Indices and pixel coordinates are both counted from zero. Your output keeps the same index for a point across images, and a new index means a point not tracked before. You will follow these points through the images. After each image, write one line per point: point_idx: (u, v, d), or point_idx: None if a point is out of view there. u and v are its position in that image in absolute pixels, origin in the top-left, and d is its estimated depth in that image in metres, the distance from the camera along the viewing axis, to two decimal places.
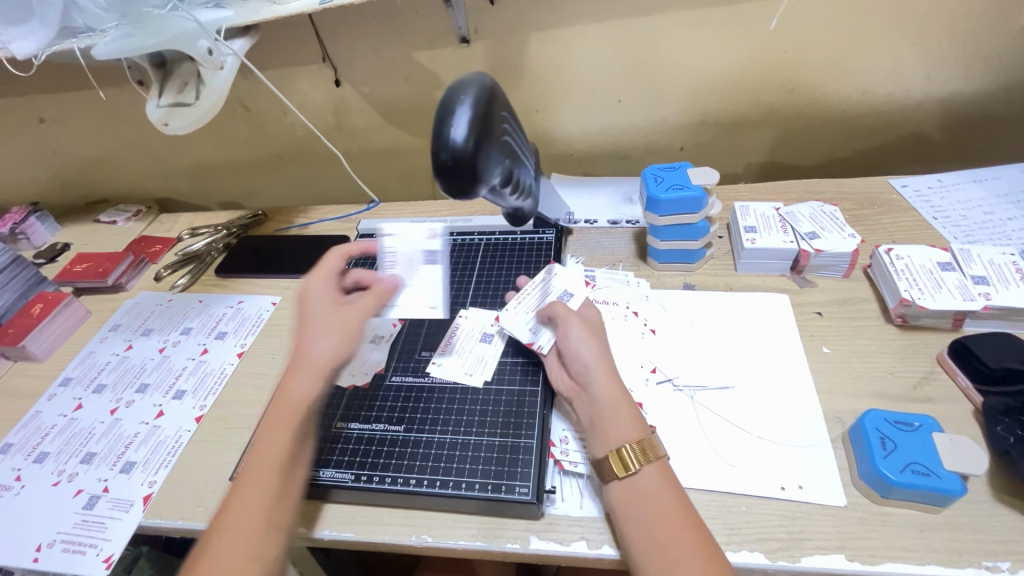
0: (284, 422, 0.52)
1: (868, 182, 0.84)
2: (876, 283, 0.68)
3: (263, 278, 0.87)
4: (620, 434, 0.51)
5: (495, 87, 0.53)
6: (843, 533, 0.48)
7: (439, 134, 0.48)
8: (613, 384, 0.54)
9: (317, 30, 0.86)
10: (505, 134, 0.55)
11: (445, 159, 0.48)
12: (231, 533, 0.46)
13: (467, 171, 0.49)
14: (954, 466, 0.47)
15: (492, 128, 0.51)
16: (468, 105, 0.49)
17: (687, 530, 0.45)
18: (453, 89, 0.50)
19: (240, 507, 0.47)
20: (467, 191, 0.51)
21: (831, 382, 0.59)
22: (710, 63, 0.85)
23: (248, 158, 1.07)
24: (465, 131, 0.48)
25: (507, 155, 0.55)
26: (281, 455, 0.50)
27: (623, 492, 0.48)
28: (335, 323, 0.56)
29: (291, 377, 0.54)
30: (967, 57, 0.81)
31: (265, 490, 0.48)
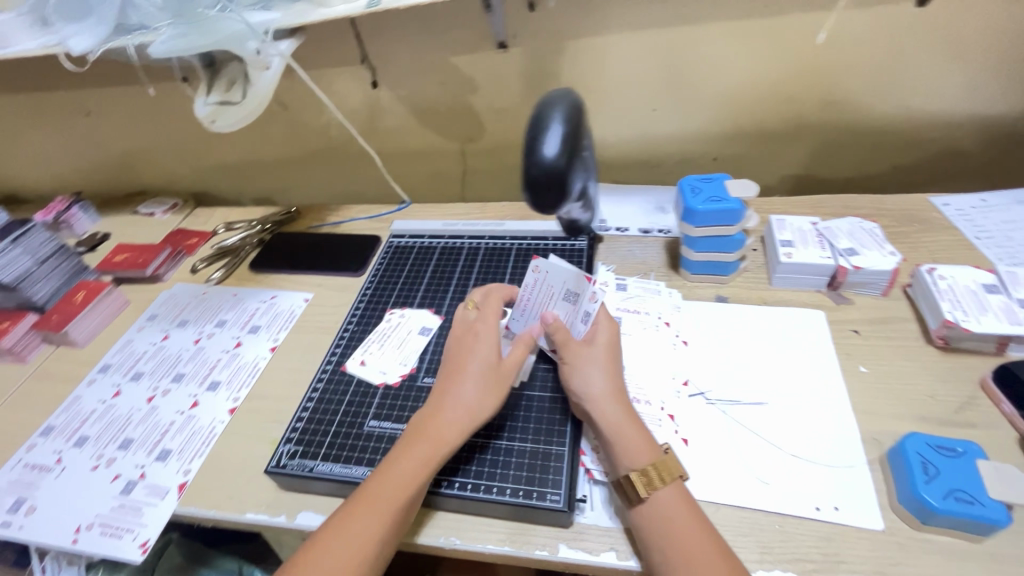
0: (423, 457, 0.52)
1: (908, 199, 0.82)
2: (917, 302, 0.66)
3: (296, 275, 0.88)
4: (635, 456, 0.51)
5: (578, 104, 0.56)
6: (880, 558, 0.47)
7: (533, 149, 0.52)
8: (621, 407, 0.54)
9: (358, 32, 0.87)
10: (586, 150, 0.59)
11: (538, 173, 0.52)
12: (330, 557, 0.47)
13: (556, 185, 0.53)
14: (999, 495, 0.46)
15: (578, 145, 0.55)
16: (561, 124, 0.53)
17: (710, 548, 0.45)
18: (544, 107, 0.54)
19: (350, 535, 0.48)
20: (552, 203, 0.55)
21: (868, 402, 0.58)
22: (748, 74, 0.84)
23: (283, 155, 1.09)
24: (558, 148, 0.52)
25: (584, 170, 0.60)
26: (406, 489, 0.50)
27: (643, 514, 0.48)
28: (489, 376, 0.56)
29: (437, 416, 0.54)
30: (1017, 74, 0.79)
31: (376, 522, 0.48)
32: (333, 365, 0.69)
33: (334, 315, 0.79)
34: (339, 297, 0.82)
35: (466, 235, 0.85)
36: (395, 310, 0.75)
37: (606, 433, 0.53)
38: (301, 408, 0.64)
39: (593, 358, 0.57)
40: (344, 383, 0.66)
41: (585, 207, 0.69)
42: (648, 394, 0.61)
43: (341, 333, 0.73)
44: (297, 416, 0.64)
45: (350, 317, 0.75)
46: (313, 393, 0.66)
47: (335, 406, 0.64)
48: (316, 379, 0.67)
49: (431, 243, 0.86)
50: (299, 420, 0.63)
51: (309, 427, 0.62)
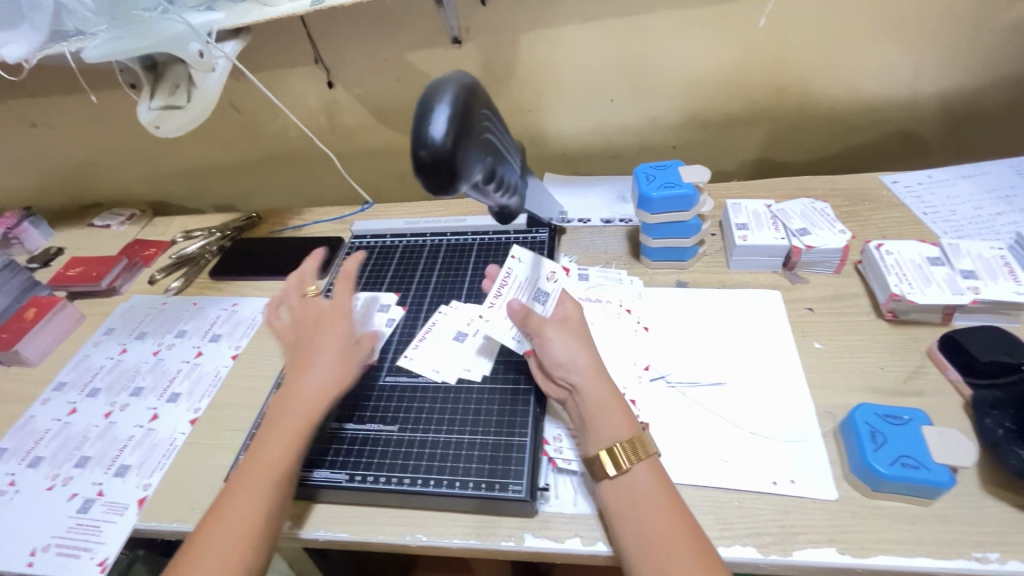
0: (292, 435, 0.53)
1: (859, 178, 0.84)
2: (867, 278, 0.68)
3: (257, 280, 0.87)
4: (614, 431, 0.51)
5: (472, 83, 0.49)
6: (835, 526, 0.48)
7: (417, 132, 0.45)
8: (604, 384, 0.54)
9: (309, 32, 0.86)
10: (487, 131, 0.51)
11: (424, 158, 0.45)
12: (223, 531, 0.47)
13: (447, 171, 0.46)
14: (944, 459, 0.47)
15: (474, 126, 0.48)
16: (449, 102, 0.45)
17: (677, 523, 0.46)
18: (433, 85, 0.46)
19: (231, 511, 0.48)
20: (447, 191, 0.48)
21: (822, 377, 0.59)
22: (701, 62, 0.85)
23: (241, 161, 1.07)
24: (444, 129, 0.45)
25: (490, 154, 0.52)
26: (276, 464, 0.51)
27: (615, 489, 0.49)
28: (337, 351, 0.58)
29: (293, 396, 0.55)
30: (955, 53, 0.82)
31: (256, 499, 0.49)
32: None
33: None
34: None
35: (428, 232, 0.85)
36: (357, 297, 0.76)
37: (592, 409, 0.53)
38: (262, 414, 0.63)
39: (575, 336, 0.57)
40: None
41: (515, 200, 0.61)
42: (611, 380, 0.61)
43: None
44: (259, 422, 0.63)
45: None
46: None
47: None
48: (280, 379, 0.67)
49: (394, 242, 0.85)
50: None
51: None
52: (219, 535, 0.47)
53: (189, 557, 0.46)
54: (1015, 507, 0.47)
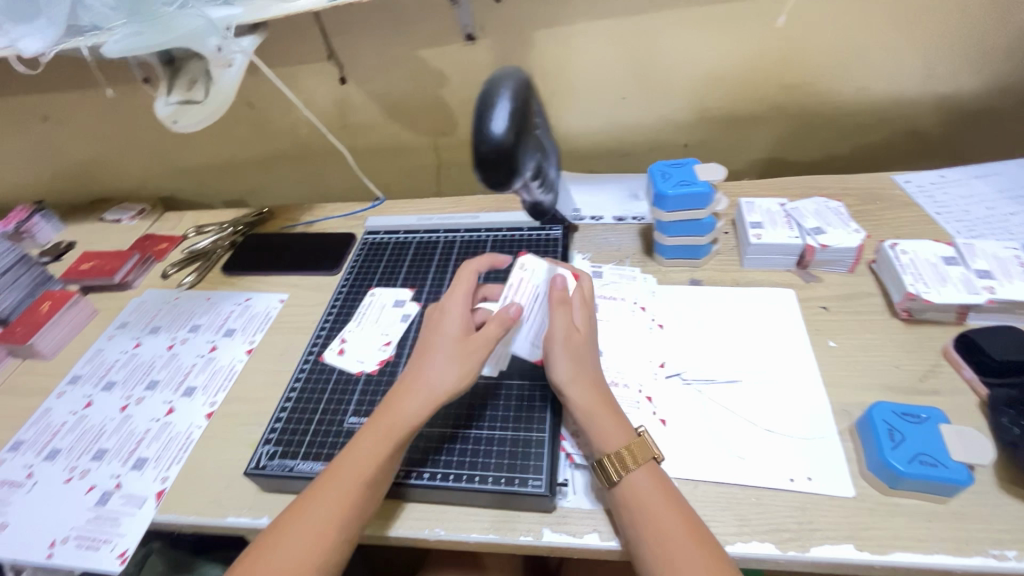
0: (382, 438, 0.51)
1: (872, 178, 0.84)
2: (881, 277, 0.69)
3: (270, 276, 0.87)
4: (608, 437, 0.52)
5: (528, 82, 0.54)
6: (853, 523, 0.48)
7: (480, 126, 0.49)
8: (597, 393, 0.55)
9: (323, 28, 0.86)
10: (535, 129, 0.56)
11: (486, 151, 0.49)
12: (299, 534, 0.47)
13: (505, 163, 0.50)
14: (963, 457, 0.48)
15: (527, 121, 0.53)
16: (507, 98, 0.50)
17: (681, 523, 0.46)
18: (491, 83, 0.51)
19: (310, 514, 0.48)
20: (503, 183, 0.52)
21: (837, 375, 0.60)
22: (714, 60, 0.85)
23: (252, 156, 1.07)
24: (505, 123, 0.49)
25: (537, 150, 0.57)
26: (364, 473, 0.50)
27: (618, 495, 0.49)
28: (460, 352, 0.54)
29: (405, 394, 0.53)
30: (969, 53, 0.82)
31: (335, 508, 0.48)
32: (312, 358, 0.69)
33: (310, 314, 0.79)
34: (314, 296, 0.81)
35: (441, 229, 0.85)
36: (373, 290, 0.77)
37: (578, 412, 0.54)
38: (279, 407, 0.64)
39: (575, 348, 0.56)
40: (326, 371, 0.67)
41: (550, 197, 0.65)
42: (626, 377, 0.62)
43: (320, 328, 0.73)
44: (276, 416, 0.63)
45: (327, 314, 0.75)
46: (291, 392, 0.65)
47: (314, 404, 0.63)
48: (297, 372, 0.67)
49: (407, 238, 0.85)
50: (278, 420, 0.62)
51: (289, 427, 0.61)
52: (296, 537, 0.47)
53: (262, 553, 0.46)
54: None
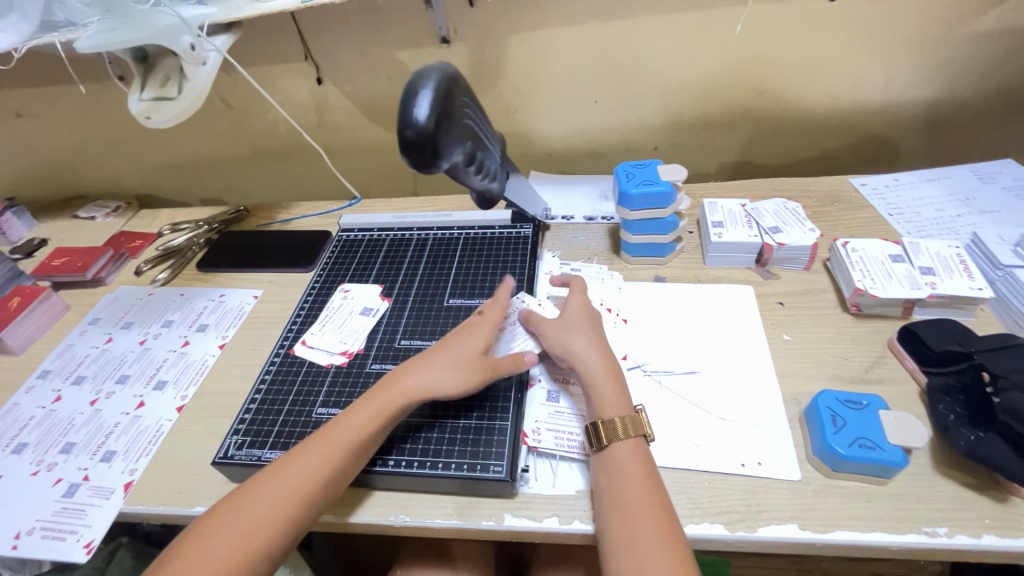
0: (325, 459, 0.52)
1: (830, 180, 0.88)
2: (834, 274, 0.72)
3: (244, 272, 0.88)
4: (605, 405, 0.55)
5: (455, 73, 0.57)
6: (798, 505, 0.51)
7: (404, 114, 0.52)
8: (602, 355, 0.59)
9: (300, 29, 0.88)
10: (466, 118, 0.58)
11: (409, 136, 0.52)
12: (277, 485, 0.50)
13: (429, 148, 0.52)
14: (898, 440, 0.50)
15: (453, 110, 0.55)
16: (431, 87, 0.53)
17: (651, 495, 0.49)
18: (417, 73, 0.54)
19: (305, 458, 0.52)
20: (430, 167, 0.54)
21: (789, 366, 0.63)
22: (681, 66, 0.89)
23: (230, 155, 1.08)
24: (428, 110, 0.52)
25: (468, 138, 0.59)
26: (302, 487, 0.50)
27: (602, 461, 0.52)
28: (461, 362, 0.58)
29: (340, 425, 0.54)
30: (919, 63, 0.86)
31: (329, 458, 0.52)
32: (284, 352, 0.70)
33: (284, 309, 0.80)
34: (289, 292, 0.82)
35: (415, 227, 0.87)
36: (346, 288, 0.77)
37: (585, 374, 0.57)
38: (249, 400, 0.64)
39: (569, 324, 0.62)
40: (296, 365, 0.68)
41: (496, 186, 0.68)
42: None
43: (292, 322, 0.74)
44: (245, 408, 0.64)
45: (300, 309, 0.76)
46: (261, 385, 0.66)
47: (283, 396, 0.64)
48: (267, 365, 0.68)
49: (381, 236, 0.87)
50: (247, 412, 0.63)
51: (258, 418, 0.62)
52: (289, 474, 0.51)
53: (251, 487, 0.50)
54: (963, 485, 0.51)
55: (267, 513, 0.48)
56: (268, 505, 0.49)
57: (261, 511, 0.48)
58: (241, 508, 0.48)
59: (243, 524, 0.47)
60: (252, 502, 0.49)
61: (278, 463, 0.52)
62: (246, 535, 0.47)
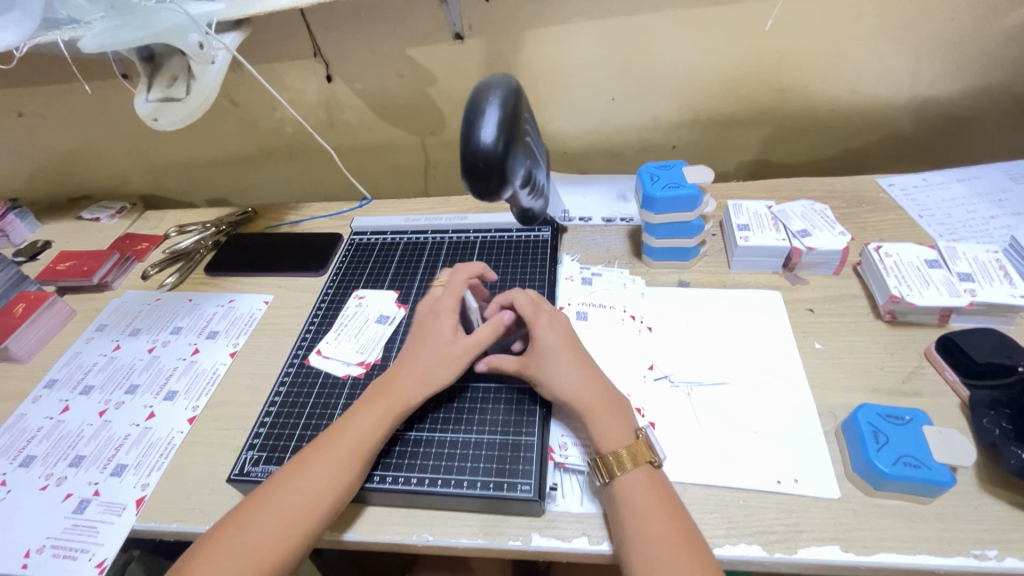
0: (341, 466, 0.51)
1: (857, 180, 0.85)
2: (865, 279, 0.69)
3: (254, 277, 0.85)
4: (610, 440, 0.52)
5: (518, 88, 0.55)
6: (839, 525, 0.49)
7: (470, 135, 0.50)
8: (601, 393, 0.55)
9: (309, 25, 0.85)
10: (526, 135, 0.57)
11: (475, 159, 0.50)
12: (290, 494, 0.49)
13: (496, 171, 0.51)
14: (944, 458, 0.48)
15: (517, 129, 0.54)
16: (497, 106, 0.51)
17: (670, 527, 0.46)
18: (480, 91, 0.52)
19: (310, 473, 0.50)
20: (494, 190, 0.53)
21: (823, 377, 0.60)
22: (703, 63, 0.86)
23: (237, 154, 1.05)
24: (495, 132, 0.50)
25: (527, 156, 0.58)
26: (317, 496, 0.49)
27: (612, 495, 0.49)
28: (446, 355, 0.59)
29: (352, 427, 0.53)
30: (951, 59, 0.83)
31: (337, 469, 0.50)
32: (298, 361, 0.68)
33: (296, 316, 0.77)
34: (300, 297, 0.80)
35: (429, 230, 0.84)
36: (359, 295, 0.75)
37: (581, 412, 0.54)
38: (264, 412, 0.62)
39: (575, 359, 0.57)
40: (312, 375, 0.66)
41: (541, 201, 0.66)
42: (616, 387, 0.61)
43: (306, 330, 0.72)
44: (260, 420, 0.62)
45: (313, 316, 0.74)
46: (276, 397, 0.64)
47: (299, 408, 0.62)
48: (282, 375, 0.66)
49: (395, 239, 0.84)
50: (262, 425, 0.61)
51: (273, 432, 0.60)
52: (296, 490, 0.49)
53: (254, 507, 0.48)
54: (1012, 505, 0.48)
55: (276, 533, 0.47)
56: (276, 525, 0.47)
57: (268, 532, 0.46)
58: (247, 527, 0.47)
59: (249, 546, 0.46)
60: (256, 527, 0.47)
61: (287, 473, 0.51)
62: (252, 563, 0.45)
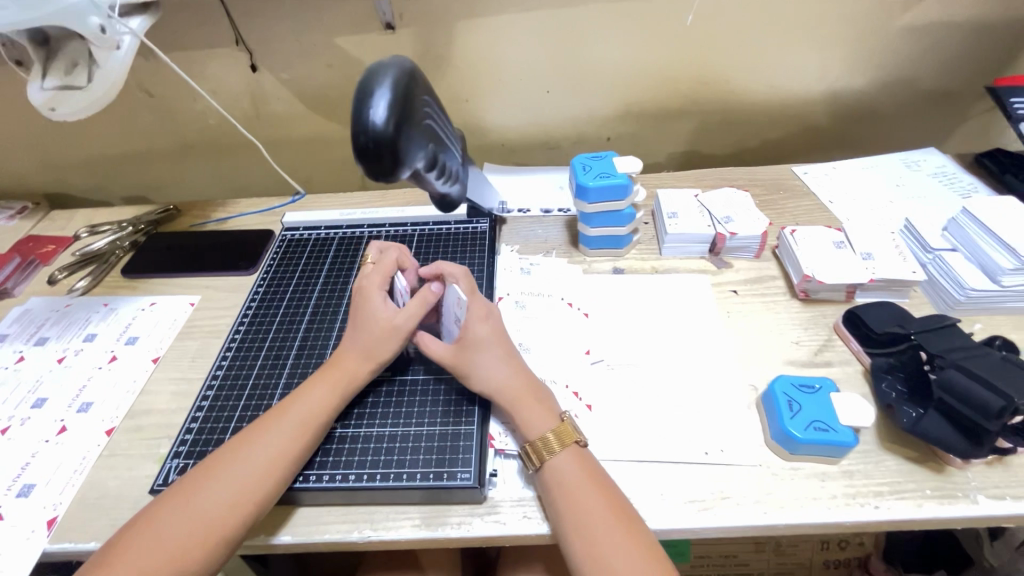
0: (292, 437, 0.51)
1: (775, 169, 0.91)
2: (782, 261, 0.74)
3: (177, 278, 0.80)
4: (533, 427, 0.53)
5: (412, 71, 0.56)
6: (761, 490, 0.52)
7: (359, 116, 0.51)
8: (521, 380, 0.56)
9: (229, 10, 0.81)
10: (425, 118, 0.58)
11: (365, 141, 0.50)
12: (244, 459, 0.49)
13: (388, 151, 0.51)
14: (848, 421, 0.53)
15: (411, 111, 0.54)
16: (387, 87, 0.51)
17: (599, 502, 0.48)
18: (371, 74, 0.53)
19: (263, 439, 0.51)
20: (389, 173, 0.53)
21: (745, 354, 0.64)
22: (631, 57, 0.89)
23: (155, 149, 0.99)
24: (385, 112, 0.50)
25: (428, 139, 0.59)
26: (269, 461, 0.50)
27: (542, 479, 0.51)
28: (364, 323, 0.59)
29: (299, 397, 0.54)
30: (853, 56, 0.90)
31: (288, 439, 0.51)
32: (227, 365, 0.65)
33: (224, 317, 0.74)
34: (229, 297, 0.76)
35: (366, 224, 0.82)
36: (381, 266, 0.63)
37: (505, 404, 0.55)
38: (191, 418, 0.60)
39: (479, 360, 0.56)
40: (242, 377, 0.63)
41: (457, 186, 0.68)
42: (554, 373, 0.62)
43: (236, 330, 0.69)
44: (187, 426, 0.59)
45: (243, 316, 0.70)
46: (203, 402, 0.61)
47: (229, 411, 0.60)
48: (210, 379, 0.63)
49: (330, 234, 0.82)
50: (190, 431, 0.59)
51: (201, 437, 0.58)
52: (243, 463, 0.49)
53: (201, 477, 0.48)
54: (906, 460, 0.54)
55: (224, 503, 0.47)
56: (223, 496, 0.47)
57: (209, 503, 0.46)
58: (184, 505, 0.46)
59: (192, 519, 0.46)
60: (211, 493, 0.47)
61: (239, 440, 0.51)
62: (199, 529, 0.45)
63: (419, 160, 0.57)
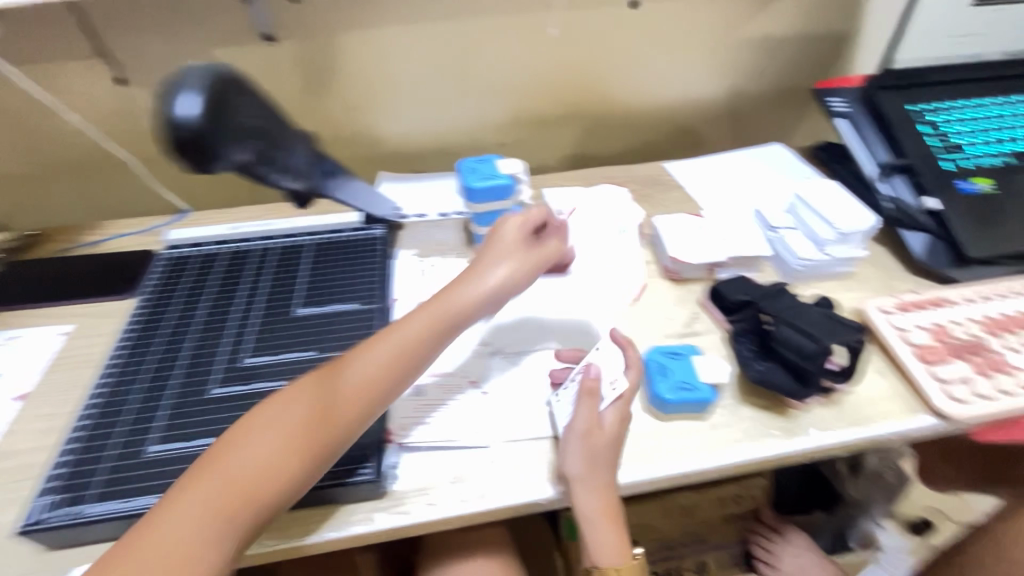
0: (238, 505, 0.46)
1: (651, 167, 1.00)
2: (654, 247, 0.82)
3: (43, 308, 0.74)
4: (601, 554, 0.58)
5: (235, 71, 0.54)
6: (641, 450, 0.58)
7: (165, 112, 0.48)
8: (608, 496, 0.55)
9: (88, 20, 0.78)
10: (254, 118, 0.55)
11: (173, 136, 0.48)
12: (177, 525, 0.44)
13: (198, 148, 0.49)
14: (708, 379, 0.61)
15: (230, 109, 0.51)
16: (195, 84, 0.49)
17: None
18: (179, 73, 0.50)
19: (198, 504, 0.45)
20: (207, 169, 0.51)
21: (628, 332, 0.71)
22: (512, 66, 0.94)
23: (10, 171, 0.90)
24: (191, 108, 0.48)
25: (260, 139, 0.56)
26: (205, 531, 0.44)
27: None
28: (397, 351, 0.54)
29: (256, 451, 0.48)
30: (706, 64, 1.02)
31: (231, 504, 0.46)
32: (104, 391, 0.61)
33: (100, 344, 0.69)
34: (105, 323, 0.72)
35: (256, 237, 0.80)
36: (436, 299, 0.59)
37: (586, 523, 0.55)
38: (62, 451, 0.56)
39: (597, 450, 0.54)
40: (121, 402, 0.60)
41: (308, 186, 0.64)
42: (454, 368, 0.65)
43: (113, 355, 0.64)
44: (58, 460, 0.55)
45: (121, 340, 0.66)
46: (76, 433, 0.57)
47: (107, 440, 0.56)
48: (84, 409, 0.59)
49: (216, 250, 0.78)
50: (62, 464, 0.55)
51: (76, 470, 0.54)
52: (174, 528, 0.44)
53: (134, 541, 0.43)
54: (760, 408, 0.62)
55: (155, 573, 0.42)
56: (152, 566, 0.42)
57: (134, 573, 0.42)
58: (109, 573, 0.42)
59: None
60: (138, 563, 0.42)
61: (174, 497, 0.45)
62: None
63: (228, 166, 0.52)
